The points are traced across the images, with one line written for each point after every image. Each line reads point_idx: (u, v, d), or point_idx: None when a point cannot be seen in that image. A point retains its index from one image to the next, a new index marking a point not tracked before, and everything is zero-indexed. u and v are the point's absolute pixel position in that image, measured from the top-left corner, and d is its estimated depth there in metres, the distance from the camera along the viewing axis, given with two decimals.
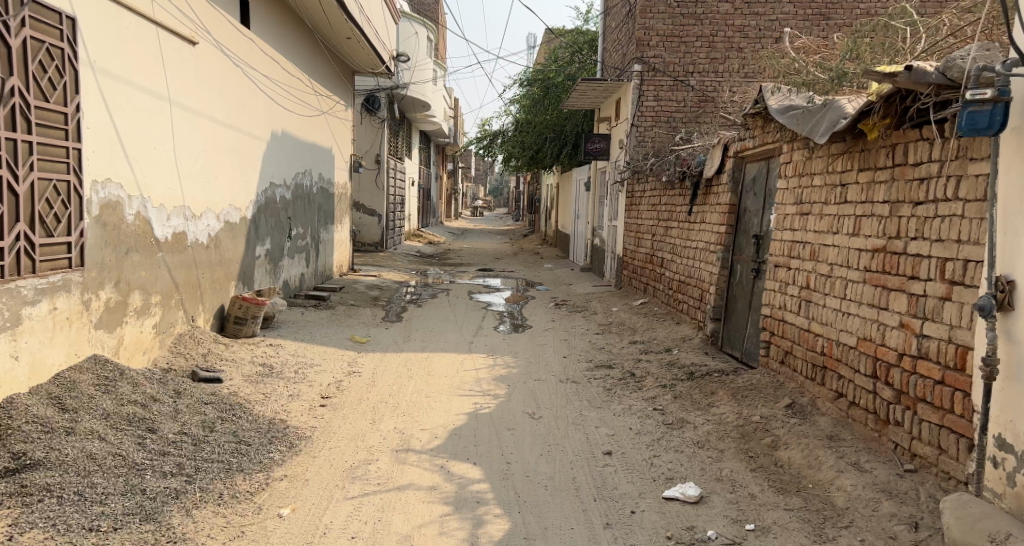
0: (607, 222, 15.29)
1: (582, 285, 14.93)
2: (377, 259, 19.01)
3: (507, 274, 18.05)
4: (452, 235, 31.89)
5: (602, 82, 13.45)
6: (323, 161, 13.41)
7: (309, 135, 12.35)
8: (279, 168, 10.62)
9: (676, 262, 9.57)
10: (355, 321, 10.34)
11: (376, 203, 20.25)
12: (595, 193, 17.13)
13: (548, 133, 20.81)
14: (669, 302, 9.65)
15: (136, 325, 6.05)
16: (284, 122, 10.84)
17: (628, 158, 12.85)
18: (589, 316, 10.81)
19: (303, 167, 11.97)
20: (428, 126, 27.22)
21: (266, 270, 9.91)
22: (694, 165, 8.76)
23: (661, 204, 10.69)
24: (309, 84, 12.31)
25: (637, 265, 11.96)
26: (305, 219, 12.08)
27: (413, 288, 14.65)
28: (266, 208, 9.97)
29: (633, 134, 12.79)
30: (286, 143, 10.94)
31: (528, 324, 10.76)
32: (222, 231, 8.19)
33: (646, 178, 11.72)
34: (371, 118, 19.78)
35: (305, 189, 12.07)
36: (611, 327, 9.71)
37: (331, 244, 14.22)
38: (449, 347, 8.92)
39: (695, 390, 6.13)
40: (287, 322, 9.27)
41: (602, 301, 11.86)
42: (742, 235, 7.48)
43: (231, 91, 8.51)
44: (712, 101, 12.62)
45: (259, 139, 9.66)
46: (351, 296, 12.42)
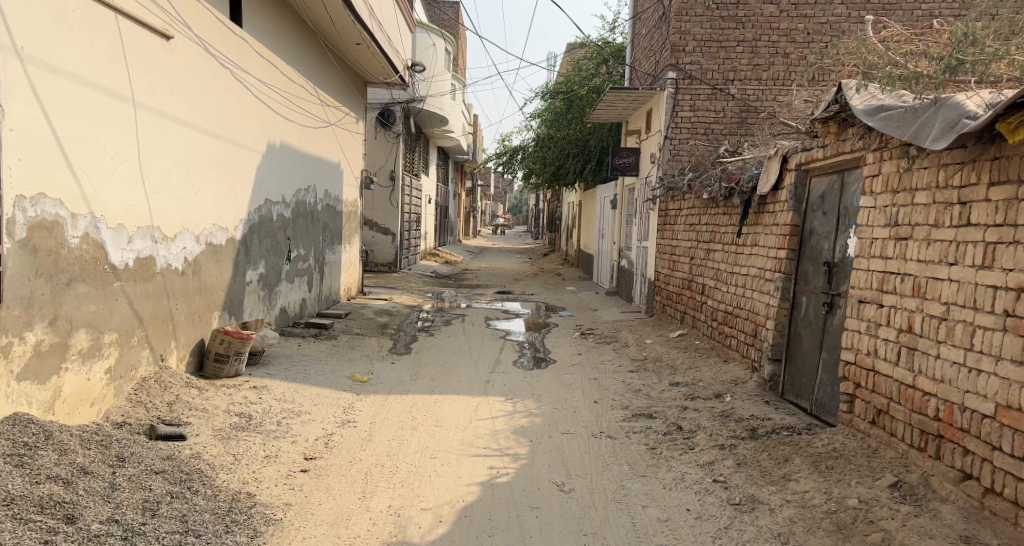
0: (636, 243, 14.18)
1: (608, 311, 13.78)
2: (389, 280, 17.95)
3: (527, 297, 16.93)
4: (470, 255, 30.87)
5: (633, 90, 12.42)
6: (330, 177, 12.44)
7: (315, 149, 11.42)
8: (279, 184, 9.66)
9: (720, 290, 8.47)
10: (358, 353, 9.29)
11: (389, 221, 19.13)
12: (622, 212, 16.01)
13: (572, 149, 19.80)
14: (712, 337, 8.53)
15: (79, 372, 5.06)
16: (285, 134, 9.91)
17: (661, 173, 11.77)
18: (620, 349, 9.67)
19: (309, 183, 11.04)
20: (447, 142, 26.31)
21: (259, 297, 8.88)
22: (745, 180, 7.68)
23: (700, 224, 9.58)
24: (316, 94, 11.40)
25: (672, 291, 10.83)
26: (308, 240, 11.09)
27: (426, 314, 13.60)
28: (263, 227, 9.01)
29: (667, 147, 11.73)
30: (288, 158, 10.00)
31: (551, 357, 9.61)
32: (202, 255, 7.17)
33: (682, 195, 10.64)
34: (386, 134, 18.85)
35: (309, 207, 11.10)
36: (646, 364, 8.58)
37: (338, 265, 13.19)
38: (462, 387, 7.83)
39: (762, 453, 5.03)
40: (280, 356, 8.24)
41: (632, 331, 10.72)
42: (807, 262, 6.39)
43: (219, 97, 7.59)
44: (755, 112, 11.52)
45: (256, 152, 8.73)
46: (357, 324, 11.37)
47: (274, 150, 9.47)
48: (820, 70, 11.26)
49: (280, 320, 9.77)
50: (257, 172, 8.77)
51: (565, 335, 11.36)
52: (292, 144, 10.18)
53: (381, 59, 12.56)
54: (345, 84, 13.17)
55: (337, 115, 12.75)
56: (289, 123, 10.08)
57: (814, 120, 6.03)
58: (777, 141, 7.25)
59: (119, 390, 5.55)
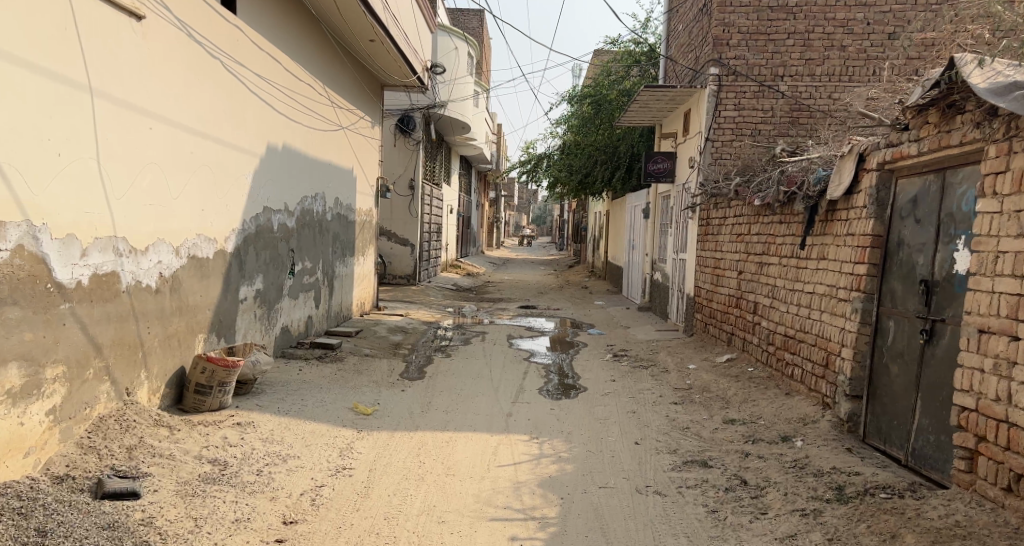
0: (672, 255, 13.14)
1: (642, 329, 12.75)
2: (407, 294, 17.03)
3: (553, 312, 15.91)
4: (493, 267, 29.91)
5: (671, 88, 11.41)
6: (342, 184, 11.52)
7: (326, 153, 10.53)
8: (285, 191, 8.78)
9: (778, 311, 7.54)
10: (366, 379, 8.30)
11: (409, 232, 18.24)
12: (655, 222, 14.96)
13: (599, 156, 18.84)
14: (769, 365, 7.63)
15: (5, 416, 4.19)
16: (292, 137, 9.02)
17: (702, 179, 10.80)
18: (660, 376, 8.65)
19: (318, 191, 10.14)
20: (469, 150, 25.43)
21: (256, 316, 7.92)
22: (811, 183, 6.74)
23: (752, 234, 8.57)
24: (328, 95, 10.52)
25: (717, 309, 9.81)
26: (316, 252, 10.15)
27: (446, 331, 12.66)
28: (263, 238, 8.06)
29: (708, 150, 10.77)
30: (294, 162, 9.10)
31: (582, 383, 8.60)
32: (185, 270, 6.22)
33: (730, 203, 9.62)
34: (405, 141, 17.88)
35: (318, 217, 10.19)
36: (693, 395, 7.56)
37: (351, 279, 12.28)
38: (481, 421, 6.80)
39: (859, 526, 4.14)
40: (277, 384, 7.31)
41: (671, 354, 9.69)
42: (895, 280, 5.43)
43: (211, 92, 6.70)
44: (807, 111, 10.52)
45: (257, 155, 7.84)
46: (368, 343, 10.44)
47: (281, 153, 8.57)
48: (880, 63, 10.26)
49: (281, 341, 8.78)
50: (258, 177, 7.88)
51: (596, 358, 10.27)
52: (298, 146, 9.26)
53: (399, 59, 11.70)
54: (361, 86, 12.30)
55: (351, 118, 11.87)
56: (297, 126, 9.18)
57: (910, 106, 5.03)
58: (851, 138, 6.35)
59: (83, 432, 4.76)
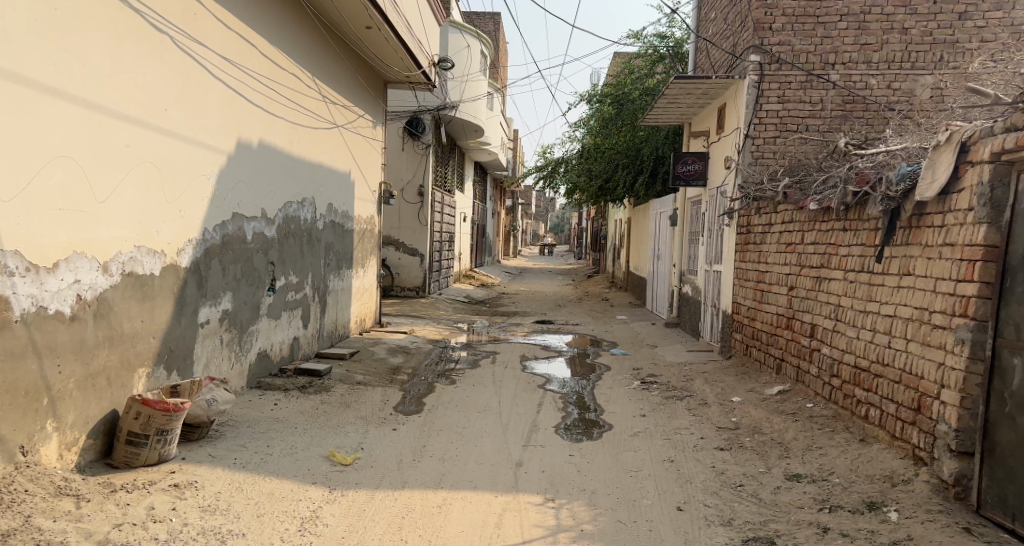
0: (704, 266, 11.90)
1: (671, 350, 11.49)
2: (415, 308, 15.85)
3: (572, 328, 14.62)
4: (509, 277, 28.68)
5: (705, 79, 10.20)
6: (338, 189, 10.35)
7: (319, 153, 9.38)
8: (266, 195, 7.63)
9: (845, 336, 6.43)
10: (352, 415, 7.07)
11: (418, 241, 17.05)
12: (684, 230, 13.66)
13: (622, 159, 17.65)
14: (835, 402, 6.48)
15: None
16: (275, 133, 7.85)
17: (742, 180, 9.63)
18: (699, 412, 7.43)
19: (306, 196, 8.90)
20: (483, 155, 24.27)
21: (226, 343, 6.79)
22: (893, 180, 5.53)
23: (811, 244, 7.44)
24: (322, 89, 9.36)
25: (764, 330, 8.61)
26: (303, 265, 8.90)
27: (454, 350, 11.50)
28: (232, 249, 6.83)
29: (748, 148, 9.61)
30: (278, 164, 7.94)
31: (605, 418, 7.37)
32: (125, 290, 5.08)
33: (782, 209, 8.36)
34: (414, 144, 16.70)
35: (307, 226, 8.98)
36: (743, 441, 6.33)
37: (349, 293, 11.12)
38: (484, 471, 5.67)
39: None
40: (248, 424, 6.20)
41: (709, 383, 8.45)
42: (1015, 304, 4.43)
43: (159, 73, 5.55)
44: (862, 102, 9.30)
45: (229, 153, 6.71)
46: (362, 366, 9.25)
47: (260, 152, 7.42)
48: (948, 48, 9.02)
49: (256, 368, 7.55)
50: (230, 178, 6.72)
51: (620, 386, 8.94)
52: (283, 145, 8.12)
53: (402, 52, 10.55)
54: (360, 83, 11.13)
55: (349, 117, 10.70)
56: (281, 122, 8.04)
57: None
58: (947, 123, 5.17)
59: None
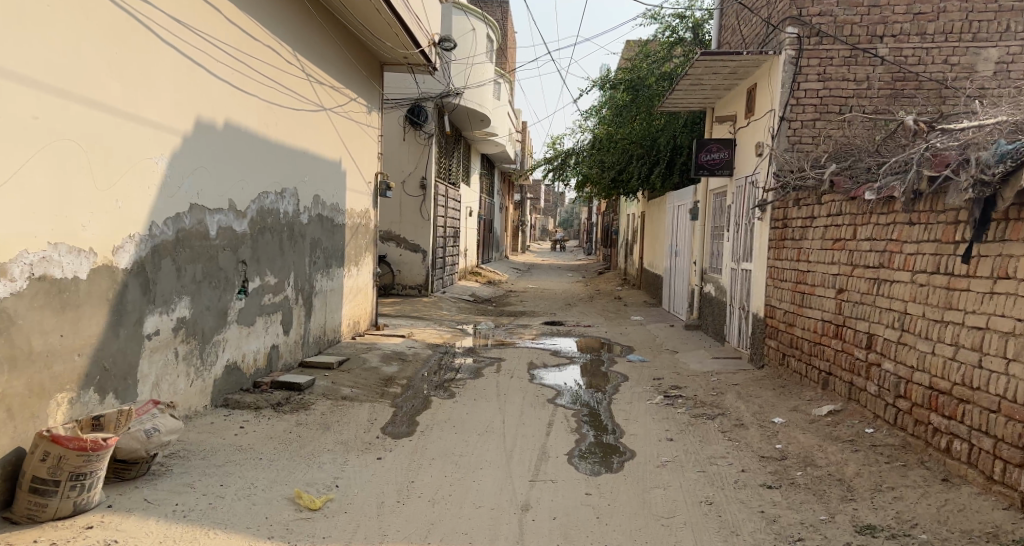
0: (731, 264, 10.87)
1: (694, 356, 10.45)
2: (416, 308, 14.82)
3: (584, 330, 13.56)
4: (517, 274, 27.64)
5: (737, 54, 9.27)
6: (328, 179, 9.40)
7: (304, 139, 8.42)
8: (239, 184, 6.68)
9: (915, 351, 5.44)
10: (331, 439, 6.06)
11: (420, 237, 16.04)
12: (706, 225, 12.80)
13: (636, 149, 16.70)
14: (903, 428, 5.50)
15: None
16: (250, 114, 6.90)
17: (779, 169, 8.66)
18: (735, 436, 6.41)
19: (288, 186, 7.93)
20: (490, 147, 23.26)
21: (184, 358, 5.81)
22: (988, 162, 4.56)
23: (868, 240, 6.49)
24: (307, 67, 8.38)
25: (808, 338, 7.62)
26: (284, 264, 7.89)
27: (456, 357, 10.51)
28: (191, 246, 5.84)
29: (783, 132, 8.61)
30: (253, 149, 6.99)
31: (626, 443, 6.34)
32: (36, 297, 4.24)
33: (828, 201, 7.39)
34: (415, 134, 15.68)
35: (291, 221, 8.03)
36: (793, 477, 5.32)
37: (340, 293, 10.14)
38: (485, 517, 4.70)
39: None
40: (205, 456, 5.22)
41: (744, 400, 7.45)
42: None
43: (86, 33, 4.62)
44: (913, 80, 8.36)
45: (190, 135, 5.76)
46: (350, 377, 8.23)
47: (230, 134, 6.47)
48: (1014, 16, 8.08)
49: (224, 383, 6.53)
50: (192, 164, 5.79)
51: (641, 401, 7.90)
52: (261, 128, 7.18)
53: (399, 31, 9.63)
54: (352, 62, 10.14)
55: (340, 100, 9.73)
56: (256, 101, 7.08)
57: None
58: None
59: None
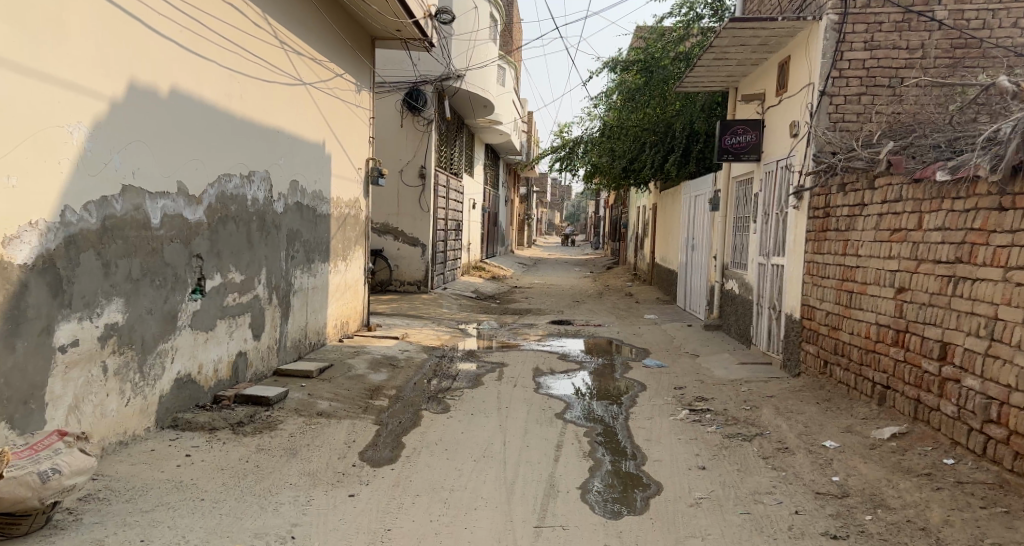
0: (760, 258, 9.85)
1: (718, 362, 9.40)
2: (413, 306, 13.79)
3: (595, 331, 12.49)
4: (522, 269, 26.56)
5: (769, 21, 8.33)
6: (310, 163, 8.40)
7: (280, 117, 7.44)
8: (194, 164, 5.70)
9: (1011, 367, 4.58)
10: (296, 470, 5.02)
11: (419, 230, 15.01)
12: (728, 215, 11.89)
13: (649, 137, 15.84)
14: (995, 461, 4.63)
15: None
16: (211, 83, 5.93)
17: (818, 148, 7.91)
18: (780, 464, 5.39)
19: (257, 170, 6.89)
20: (494, 136, 22.22)
21: (123, 375, 4.83)
22: None
23: (937, 231, 5.56)
24: (281, 34, 7.37)
25: (859, 347, 6.62)
26: (252, 259, 6.86)
27: (454, 361, 9.48)
28: (125, 236, 4.82)
29: (823, 107, 7.86)
30: (214, 124, 6.03)
31: (650, 473, 5.32)
32: None
33: (882, 184, 6.46)
34: (414, 119, 14.65)
35: (262, 209, 7.02)
36: (861, 523, 4.33)
37: (325, 291, 9.12)
38: None
39: None
40: (129, 497, 4.22)
41: (785, 417, 6.43)
42: None
43: None
44: (975, 46, 7.61)
45: (129, 106, 4.83)
46: (330, 388, 7.19)
47: (183, 104, 5.51)
48: None
49: (173, 400, 5.51)
50: (128, 138, 4.83)
51: (663, 416, 6.87)
52: (226, 101, 6.23)
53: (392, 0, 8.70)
54: (335, 32, 9.06)
55: (323, 75, 8.73)
56: (220, 70, 6.12)
57: None
58: None
59: None
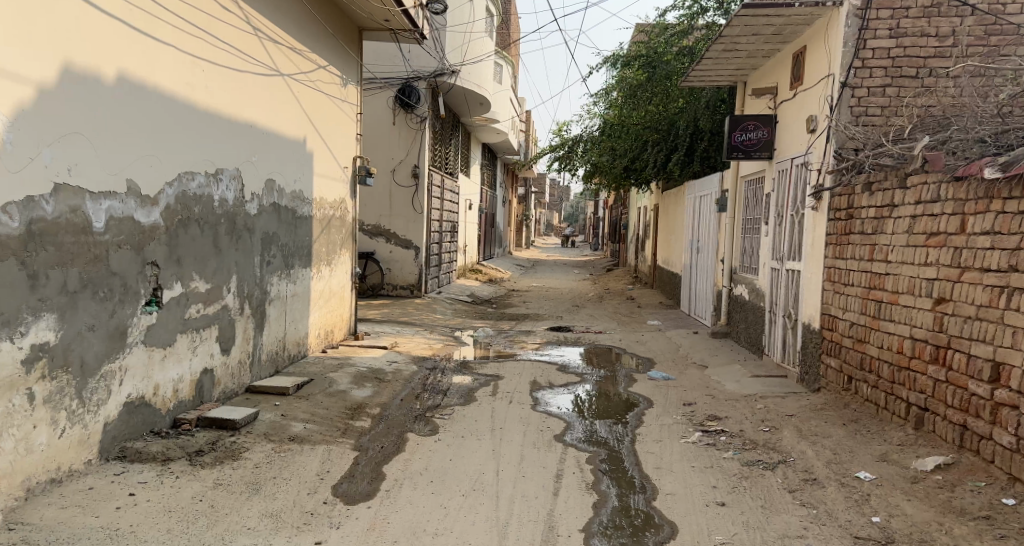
0: (773, 263, 9.20)
1: (730, 374, 8.76)
2: (406, 312, 13.15)
3: (596, 338, 11.84)
4: (520, 271, 25.92)
5: (786, 7, 7.69)
6: (289, 161, 7.75)
7: (253, 110, 6.80)
8: (148, 160, 5.07)
9: None
10: (257, 511, 4.41)
11: (412, 232, 14.36)
12: (737, 217, 11.27)
13: (651, 135, 15.32)
14: None
15: None
16: (168, 70, 5.30)
17: (840, 144, 7.27)
18: (809, 500, 4.77)
19: (226, 168, 6.25)
20: (491, 135, 21.56)
21: (54, 406, 4.23)
22: None
23: (986, 235, 4.95)
24: (253, 19, 6.73)
25: (891, 363, 5.98)
26: (219, 266, 6.21)
27: (445, 374, 8.83)
28: (58, 242, 4.23)
29: (845, 100, 7.22)
30: (172, 116, 5.40)
31: (661, 511, 4.71)
32: None
33: (916, 184, 5.84)
34: (406, 117, 13.99)
35: (232, 210, 6.38)
36: None
37: (306, 299, 8.47)
38: None
39: None
40: None
41: (810, 442, 5.79)
42: None
43: None
44: (1011, 32, 7.07)
45: (58, 94, 4.24)
46: (306, 407, 6.53)
47: (134, 92, 4.89)
48: None
49: (122, 428, 4.86)
50: (59, 129, 4.25)
51: (674, 439, 6.23)
52: (187, 91, 5.61)
53: None
54: (316, 20, 8.40)
55: (304, 66, 8.07)
56: (180, 56, 5.50)
57: None
58: None
59: None
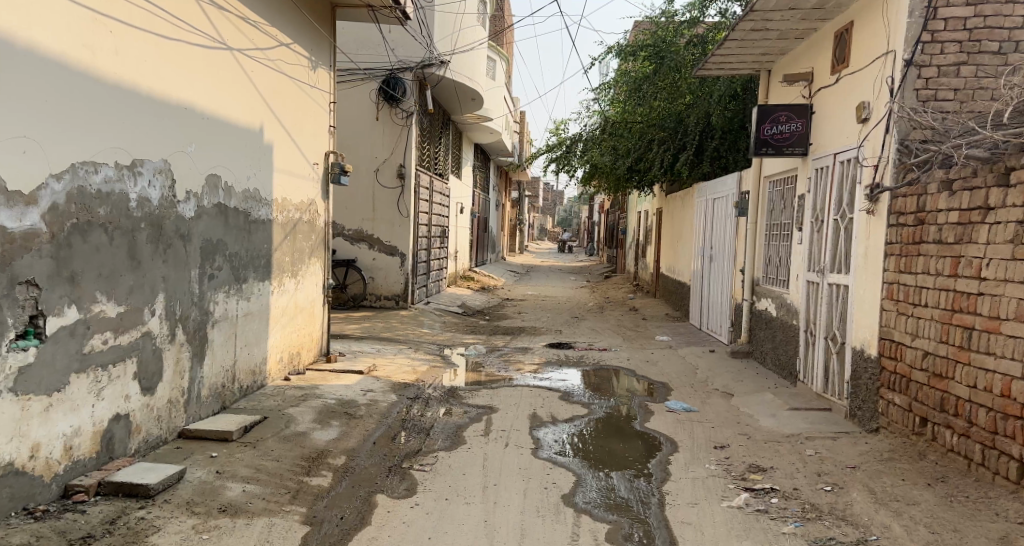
0: (810, 275, 7.91)
1: (765, 405, 7.47)
2: (389, 326, 11.82)
3: (601, 357, 10.54)
4: (515, 277, 24.62)
5: None
6: (242, 154, 6.47)
7: (196, 91, 5.55)
8: (16, 144, 3.90)
9: None
10: None
11: (397, 238, 13.05)
12: (760, 222, 9.98)
13: (657, 133, 13.97)
14: None
15: None
16: (48, 26, 4.08)
17: (906, 134, 6.00)
18: None
19: (154, 160, 5.00)
20: (484, 134, 20.27)
21: None
22: None
23: None
24: None
25: (996, 408, 4.75)
26: (141, 283, 4.92)
27: (429, 405, 7.51)
28: None
29: (910, 81, 5.96)
30: (66, 88, 4.21)
31: None
32: None
33: None
34: (391, 111, 12.70)
35: (159, 212, 5.10)
36: None
37: (264, 318, 7.13)
38: None
39: None
40: None
41: (892, 514, 4.54)
42: None
43: None
44: None
45: None
46: (251, 459, 5.21)
47: None
48: None
49: None
50: None
51: (713, 501, 4.94)
52: (94, 60, 4.41)
53: None
54: None
55: (262, 41, 6.78)
56: (81, 12, 4.31)
57: None
58: None
59: None
